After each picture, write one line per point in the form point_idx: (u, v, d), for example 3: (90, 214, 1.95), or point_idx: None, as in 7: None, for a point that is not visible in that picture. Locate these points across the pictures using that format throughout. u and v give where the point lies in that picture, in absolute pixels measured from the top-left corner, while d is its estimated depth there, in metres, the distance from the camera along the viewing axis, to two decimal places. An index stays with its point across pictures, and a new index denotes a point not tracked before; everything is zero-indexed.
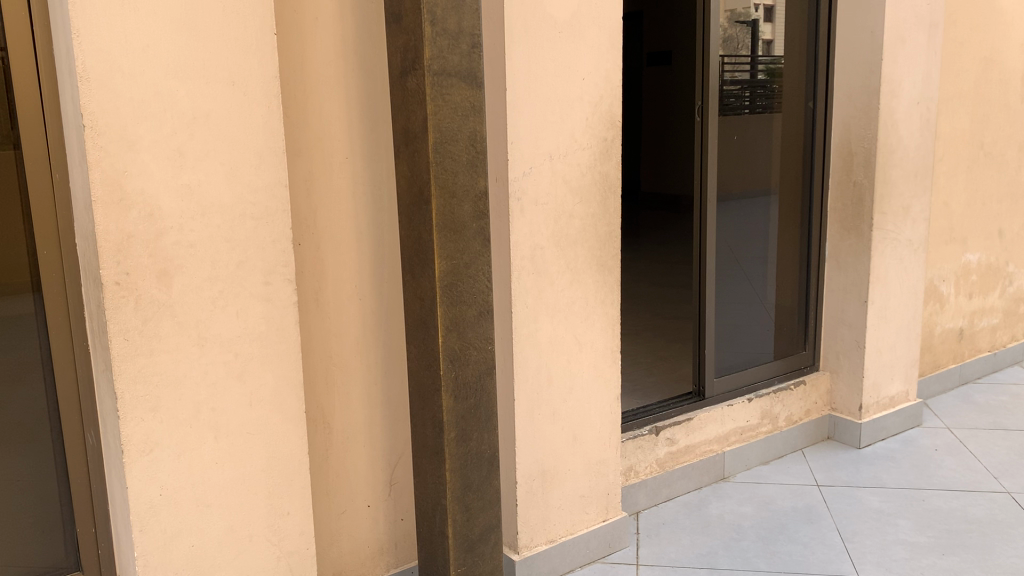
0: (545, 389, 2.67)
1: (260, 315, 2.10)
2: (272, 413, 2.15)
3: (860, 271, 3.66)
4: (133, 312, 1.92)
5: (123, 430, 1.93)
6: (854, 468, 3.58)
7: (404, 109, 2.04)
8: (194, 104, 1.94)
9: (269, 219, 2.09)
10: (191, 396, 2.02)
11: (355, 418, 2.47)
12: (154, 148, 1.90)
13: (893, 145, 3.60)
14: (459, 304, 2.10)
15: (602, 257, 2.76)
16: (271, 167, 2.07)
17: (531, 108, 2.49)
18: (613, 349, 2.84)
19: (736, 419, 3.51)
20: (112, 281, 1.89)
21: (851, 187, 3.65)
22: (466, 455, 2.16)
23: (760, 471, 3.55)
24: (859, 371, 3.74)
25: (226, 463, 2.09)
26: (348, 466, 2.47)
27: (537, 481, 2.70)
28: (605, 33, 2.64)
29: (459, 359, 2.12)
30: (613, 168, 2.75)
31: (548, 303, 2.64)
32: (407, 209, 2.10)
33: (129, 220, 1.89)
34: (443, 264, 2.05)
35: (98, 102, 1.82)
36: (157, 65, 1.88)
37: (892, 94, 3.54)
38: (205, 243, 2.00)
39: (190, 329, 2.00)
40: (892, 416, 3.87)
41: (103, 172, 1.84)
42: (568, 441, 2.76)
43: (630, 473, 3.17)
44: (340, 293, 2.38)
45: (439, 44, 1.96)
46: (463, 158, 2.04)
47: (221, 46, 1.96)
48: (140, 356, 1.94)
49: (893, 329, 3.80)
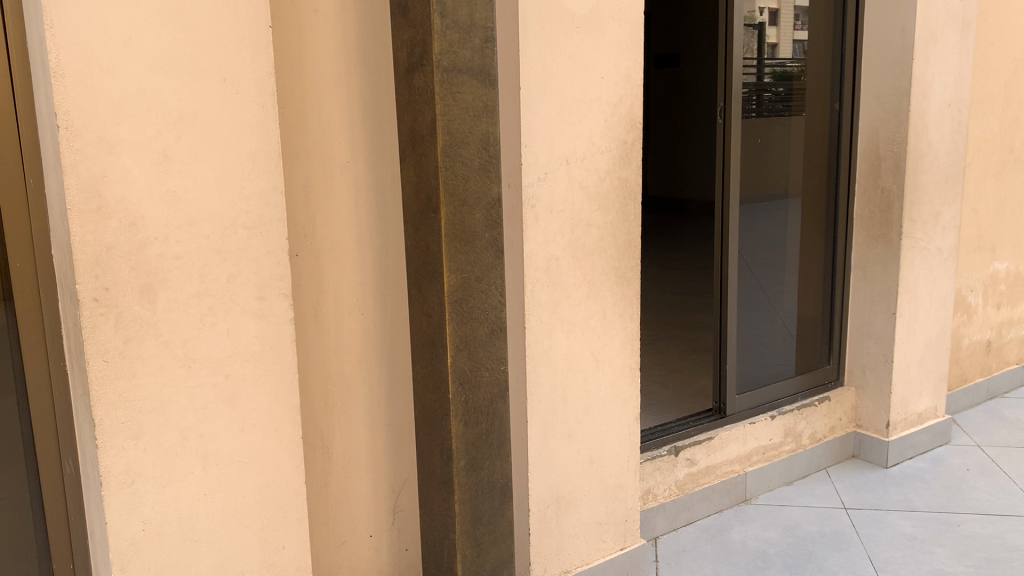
0: (560, 409, 2.50)
1: (253, 332, 1.93)
2: (265, 440, 1.98)
3: (888, 282, 3.49)
4: (114, 331, 1.75)
5: (102, 460, 1.76)
6: (882, 489, 3.40)
7: (411, 108, 1.86)
8: (181, 103, 1.77)
9: (263, 228, 1.92)
10: (177, 422, 1.84)
11: (357, 442, 2.29)
12: (137, 152, 1.73)
13: (923, 150, 3.42)
14: (471, 322, 1.93)
15: (621, 268, 2.58)
16: (266, 173, 1.90)
17: (547, 107, 2.32)
18: (633, 366, 2.67)
19: (759, 438, 3.33)
20: (90, 298, 1.72)
21: (879, 193, 3.48)
22: (476, 485, 2.00)
23: (783, 492, 3.37)
24: (886, 387, 3.55)
25: (215, 495, 1.92)
26: (348, 494, 2.30)
27: (551, 508, 2.52)
28: (625, 28, 2.46)
29: (470, 381, 1.95)
30: (634, 173, 2.57)
31: (564, 317, 2.47)
32: (413, 218, 1.93)
33: (109, 230, 1.72)
34: (453, 278, 1.88)
35: (74, 100, 1.65)
36: (141, 60, 1.71)
37: (923, 96, 3.37)
38: (193, 254, 1.83)
39: (177, 349, 1.83)
40: (921, 433, 3.69)
41: (80, 177, 1.67)
42: (585, 465, 2.58)
43: (648, 496, 2.99)
44: (341, 307, 2.21)
45: (449, 37, 1.80)
46: (475, 162, 1.87)
47: (210, 39, 1.80)
48: (121, 379, 1.76)
49: (923, 343, 3.62)
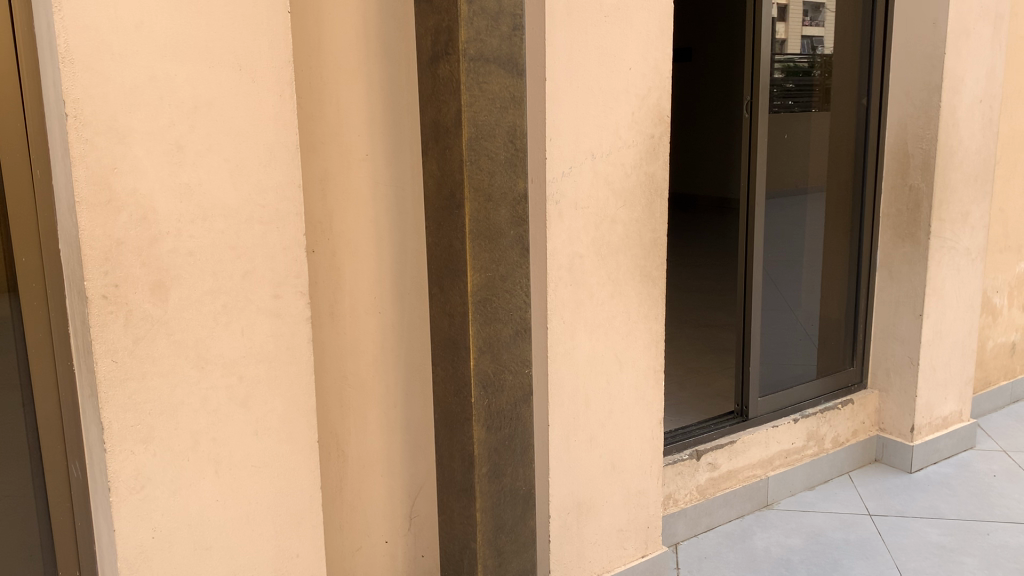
0: (583, 413, 2.42)
1: (268, 332, 1.85)
2: (280, 443, 1.90)
3: (915, 283, 3.40)
4: (124, 330, 1.67)
5: (110, 464, 1.68)
6: (907, 495, 3.32)
7: (435, 98, 1.77)
8: (195, 91, 1.69)
9: (280, 224, 1.84)
10: (188, 425, 1.77)
11: (373, 446, 2.21)
12: (148, 142, 1.65)
13: (953, 147, 3.33)
14: (494, 323, 1.84)
15: (646, 267, 2.50)
16: (283, 165, 1.82)
17: (574, 99, 2.24)
18: (657, 368, 2.58)
19: (781, 442, 3.25)
20: (98, 295, 1.63)
21: (907, 191, 3.39)
22: (499, 493, 1.92)
23: (805, 498, 3.29)
24: (911, 390, 3.47)
25: (228, 501, 1.84)
26: (364, 499, 2.22)
27: (572, 514, 2.45)
28: (654, 18, 2.38)
29: (493, 385, 1.87)
30: (661, 168, 2.48)
31: (587, 318, 2.38)
32: (436, 213, 1.84)
33: (119, 224, 1.64)
34: (477, 277, 1.80)
35: (84, 87, 1.56)
36: (153, 45, 1.63)
37: (954, 91, 3.28)
38: (207, 250, 1.74)
39: (189, 349, 1.75)
40: (945, 438, 3.61)
41: (89, 169, 1.59)
42: (607, 470, 2.51)
43: (669, 502, 2.91)
44: (359, 305, 2.13)
45: (476, 24, 1.71)
46: (501, 157, 1.78)
47: (227, 24, 1.71)
48: (131, 381, 1.68)
49: (948, 345, 3.54)
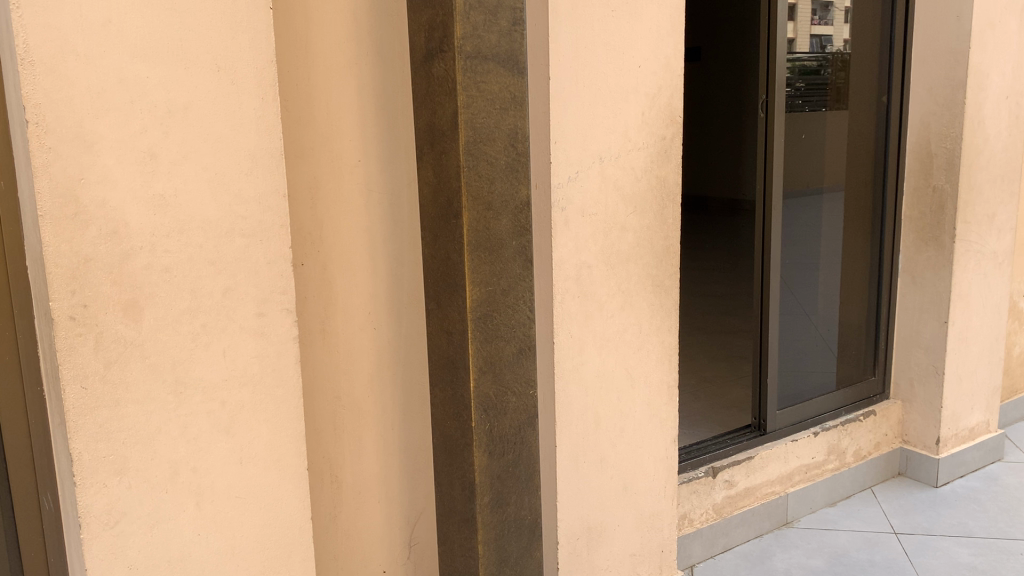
0: (593, 432, 2.28)
1: (252, 353, 1.72)
2: (267, 472, 1.78)
3: (939, 289, 3.26)
4: (94, 354, 1.54)
5: (81, 499, 1.54)
6: (934, 511, 3.17)
7: (430, 99, 1.64)
8: (169, 95, 1.56)
9: (264, 236, 1.71)
10: (166, 454, 1.64)
11: (369, 471, 2.08)
12: (119, 150, 1.52)
13: (979, 146, 3.18)
14: (496, 341, 1.71)
15: (658, 276, 2.36)
16: (266, 174, 1.70)
17: (580, 99, 2.10)
18: (671, 384, 2.45)
19: (801, 457, 3.11)
20: (65, 316, 1.50)
21: (930, 192, 3.25)
22: (503, 524, 1.78)
23: (827, 515, 3.15)
24: (936, 401, 3.32)
25: (211, 535, 1.71)
26: (360, 528, 2.09)
27: (583, 540, 2.31)
28: (665, 13, 2.24)
29: (495, 407, 1.73)
30: (673, 172, 2.35)
31: (596, 331, 2.25)
32: (431, 223, 1.70)
33: (88, 239, 1.51)
34: (477, 292, 1.66)
35: (46, 91, 1.43)
36: (123, 45, 1.50)
37: (979, 87, 3.13)
38: (184, 266, 1.62)
39: (167, 374, 1.62)
40: (972, 449, 3.46)
41: (53, 179, 1.46)
42: (619, 491, 2.37)
43: (684, 521, 2.77)
44: (352, 322, 2.00)
45: (473, 19, 1.57)
46: (502, 162, 1.65)
47: (204, 23, 1.59)
48: (102, 408, 1.55)
49: (975, 353, 3.39)
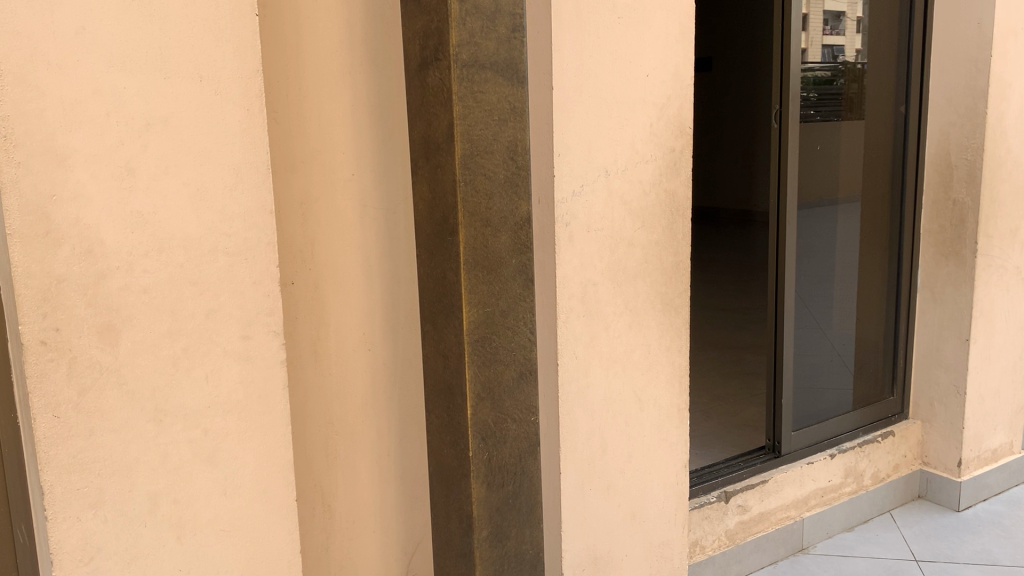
0: (600, 457, 2.18)
1: (236, 379, 1.63)
2: (253, 503, 1.68)
3: (960, 305, 3.15)
4: (67, 380, 1.45)
5: (53, 535, 1.46)
6: (957, 537, 3.04)
7: (425, 110, 1.55)
8: (148, 106, 1.47)
9: (249, 254, 1.62)
10: (145, 486, 1.54)
11: (364, 500, 1.98)
12: (94, 164, 1.43)
13: (1001, 156, 3.07)
14: (493, 365, 1.61)
15: (668, 294, 2.26)
16: (251, 189, 1.61)
17: (584, 109, 2.01)
18: (681, 406, 2.34)
19: (817, 479, 3.00)
20: (36, 341, 1.41)
21: (951, 206, 3.14)
22: (503, 559, 1.68)
23: (844, 540, 3.03)
24: (958, 423, 3.20)
25: (192, 570, 1.62)
26: (354, 559, 1.99)
27: (589, 571, 2.20)
28: (673, 19, 2.15)
29: (494, 435, 1.63)
30: (683, 185, 2.25)
31: (602, 352, 2.15)
32: (427, 240, 1.61)
33: (60, 259, 1.42)
34: (474, 314, 1.56)
35: (15, 103, 1.35)
36: (99, 53, 1.42)
37: (1002, 96, 3.02)
38: (164, 287, 1.53)
39: (146, 400, 1.53)
40: (995, 472, 3.33)
41: (23, 197, 1.38)
42: (627, 518, 2.26)
43: (695, 549, 2.66)
44: (346, 344, 1.91)
45: (470, 25, 1.48)
46: (500, 176, 1.55)
47: (186, 31, 1.51)
48: (76, 438, 1.46)
49: (998, 372, 3.27)
